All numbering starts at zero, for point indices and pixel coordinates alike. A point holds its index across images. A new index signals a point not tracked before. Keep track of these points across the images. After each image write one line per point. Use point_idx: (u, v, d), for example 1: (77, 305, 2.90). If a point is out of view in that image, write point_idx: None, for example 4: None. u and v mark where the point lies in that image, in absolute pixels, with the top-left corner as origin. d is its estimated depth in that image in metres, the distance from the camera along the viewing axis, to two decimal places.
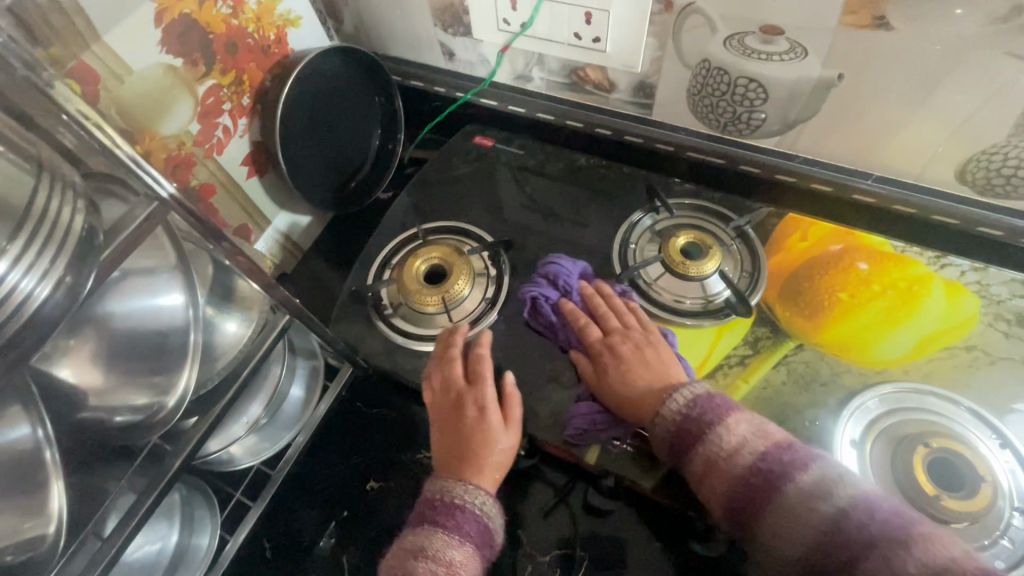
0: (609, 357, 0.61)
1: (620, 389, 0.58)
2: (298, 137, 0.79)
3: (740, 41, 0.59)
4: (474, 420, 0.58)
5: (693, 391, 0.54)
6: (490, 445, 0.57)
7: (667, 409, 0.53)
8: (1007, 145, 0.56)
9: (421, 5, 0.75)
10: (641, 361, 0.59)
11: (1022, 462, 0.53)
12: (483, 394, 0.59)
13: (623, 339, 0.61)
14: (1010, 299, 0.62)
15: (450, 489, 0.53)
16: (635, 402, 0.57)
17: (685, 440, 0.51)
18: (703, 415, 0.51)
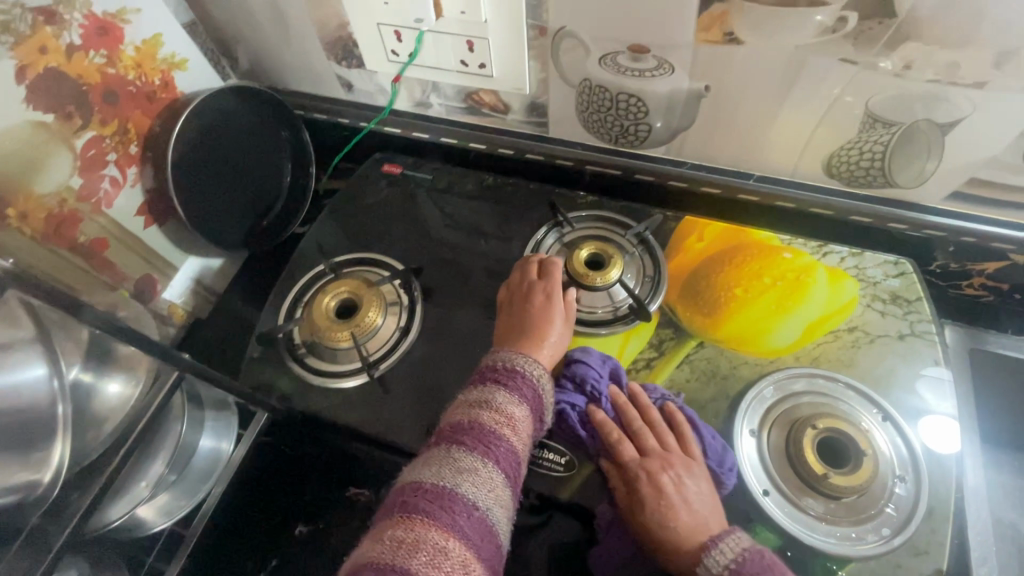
0: (643, 490, 0.54)
1: (659, 531, 0.52)
2: (197, 181, 0.77)
3: (612, 59, 0.62)
4: (542, 303, 0.64)
5: (736, 542, 0.48)
6: (551, 330, 0.62)
7: (709, 565, 0.47)
8: (860, 140, 0.61)
9: (311, 39, 0.75)
10: (693, 494, 0.53)
11: (900, 432, 0.58)
12: (553, 285, 0.66)
13: (668, 469, 0.55)
14: (885, 280, 0.67)
15: (513, 359, 0.57)
16: (669, 549, 0.51)
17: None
18: (754, 574, 0.45)
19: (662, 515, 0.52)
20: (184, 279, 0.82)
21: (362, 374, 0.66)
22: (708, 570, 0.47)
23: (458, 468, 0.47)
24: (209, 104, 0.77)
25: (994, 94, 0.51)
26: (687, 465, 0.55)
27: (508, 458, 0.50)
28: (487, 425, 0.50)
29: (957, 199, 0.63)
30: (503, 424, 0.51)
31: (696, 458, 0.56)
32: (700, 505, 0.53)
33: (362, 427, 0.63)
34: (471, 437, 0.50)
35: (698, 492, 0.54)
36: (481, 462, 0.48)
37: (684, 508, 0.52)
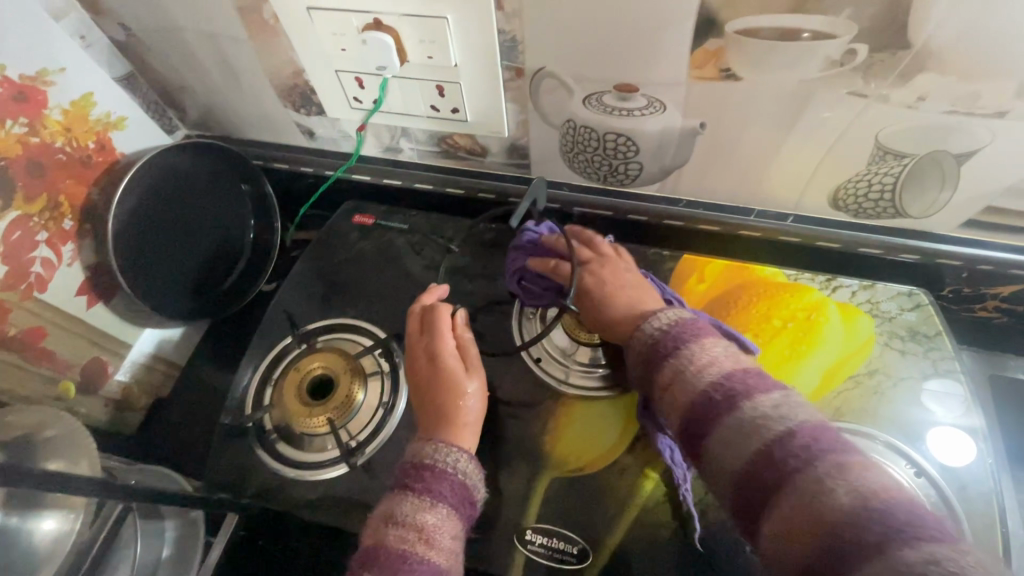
0: (597, 282, 0.61)
1: (608, 318, 0.58)
2: (138, 251, 0.69)
3: (598, 99, 0.56)
4: (435, 372, 0.58)
5: (675, 313, 0.52)
6: (459, 392, 0.57)
7: (647, 327, 0.52)
8: (869, 173, 0.56)
9: (264, 88, 0.68)
10: (625, 279, 0.61)
11: (935, 487, 0.54)
12: (439, 342, 0.60)
13: (614, 266, 0.62)
14: (901, 315, 0.63)
15: (422, 453, 0.52)
16: (615, 321, 0.58)
17: (649, 352, 0.51)
18: (678, 336, 0.49)
19: (615, 304, 0.58)
20: (139, 356, 0.74)
21: (343, 462, 0.59)
22: (653, 327, 0.52)
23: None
24: (150, 164, 0.69)
25: (1015, 124, 0.48)
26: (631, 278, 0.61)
27: None
28: (396, 548, 0.45)
29: (972, 227, 0.59)
30: (414, 541, 0.46)
31: (625, 265, 0.63)
32: (631, 286, 0.60)
33: (347, 525, 0.56)
34: (376, 570, 0.44)
35: (647, 288, 0.60)
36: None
37: (623, 301, 0.58)
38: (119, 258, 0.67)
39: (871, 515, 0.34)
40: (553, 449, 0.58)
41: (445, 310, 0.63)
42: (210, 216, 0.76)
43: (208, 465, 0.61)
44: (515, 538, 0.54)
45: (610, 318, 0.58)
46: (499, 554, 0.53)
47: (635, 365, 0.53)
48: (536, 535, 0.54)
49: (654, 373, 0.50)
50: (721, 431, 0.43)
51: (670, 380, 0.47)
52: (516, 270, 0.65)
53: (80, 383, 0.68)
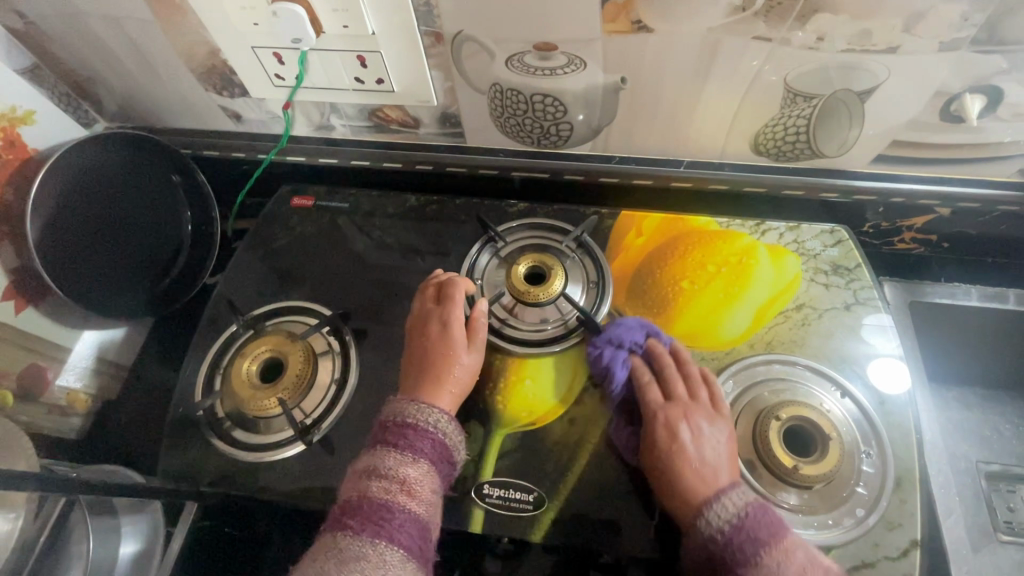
0: (659, 442, 0.54)
1: (667, 481, 0.52)
2: (68, 249, 0.68)
3: (520, 60, 0.57)
4: (439, 338, 0.59)
5: (740, 498, 0.49)
6: (454, 363, 0.58)
7: (713, 518, 0.48)
8: (783, 117, 0.59)
9: (182, 71, 0.66)
10: (715, 442, 0.53)
11: (860, 406, 0.58)
12: (450, 313, 0.61)
13: (684, 415, 0.54)
14: (824, 251, 0.67)
15: (404, 411, 0.54)
16: (673, 490, 0.51)
17: (705, 548, 0.47)
18: (753, 535, 0.46)
19: (678, 465, 0.52)
20: (82, 359, 0.73)
21: (298, 442, 0.59)
22: (707, 524, 0.48)
23: (344, 556, 0.43)
24: (70, 158, 0.68)
25: (908, 58, 0.50)
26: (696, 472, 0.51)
27: (407, 529, 0.46)
28: (378, 498, 0.47)
29: (883, 162, 0.63)
30: (397, 491, 0.47)
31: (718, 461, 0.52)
32: (742, 528, 0.47)
33: (306, 502, 0.57)
34: (360, 517, 0.46)
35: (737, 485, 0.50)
36: (373, 542, 0.44)
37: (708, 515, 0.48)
38: (40, 259, 0.66)
39: None
40: (504, 406, 0.60)
41: (463, 284, 0.63)
42: (141, 211, 0.73)
43: (161, 457, 0.60)
44: (472, 493, 0.55)
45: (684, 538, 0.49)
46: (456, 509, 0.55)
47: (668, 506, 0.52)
48: (493, 488, 0.55)
49: (712, 554, 0.47)
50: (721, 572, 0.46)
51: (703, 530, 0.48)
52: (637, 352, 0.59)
53: (18, 391, 0.67)
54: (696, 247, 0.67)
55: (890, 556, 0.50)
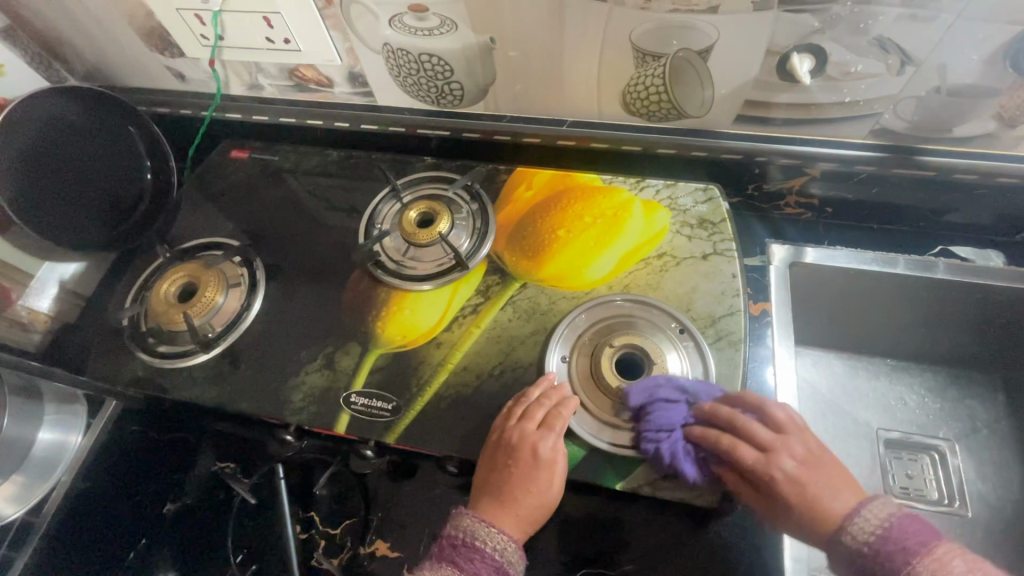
0: (777, 488, 0.53)
1: (786, 516, 0.53)
2: (35, 187, 0.79)
3: (400, 21, 0.64)
4: (529, 467, 0.56)
5: (879, 508, 0.50)
6: (533, 499, 0.55)
7: (857, 528, 0.49)
8: (640, 76, 0.64)
9: (128, 32, 0.76)
10: (799, 467, 0.54)
11: (697, 342, 0.63)
12: (546, 441, 0.57)
13: (781, 451, 0.54)
14: (693, 207, 0.71)
15: (474, 529, 0.54)
16: (818, 511, 0.52)
17: (850, 559, 0.49)
18: (903, 544, 0.47)
19: (785, 502, 0.53)
20: (44, 283, 0.83)
21: (202, 352, 0.68)
22: (852, 540, 0.49)
23: None
24: (31, 103, 0.77)
25: (730, 17, 0.55)
26: (900, 555, 0.47)
27: None
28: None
29: (743, 122, 0.68)
30: None
31: (917, 531, 0.48)
32: None
33: (204, 403, 0.65)
34: None
35: (944, 563, 0.46)
36: None
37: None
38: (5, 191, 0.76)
39: None
40: (382, 330, 0.67)
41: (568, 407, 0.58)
42: (99, 157, 0.82)
43: (89, 363, 0.70)
44: (341, 400, 0.63)
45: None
46: (327, 414, 0.63)
47: (810, 542, 0.52)
48: (359, 397, 0.63)
49: (867, 561, 0.48)
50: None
51: (863, 558, 0.48)
52: (678, 391, 0.59)
53: None
54: (577, 200, 0.73)
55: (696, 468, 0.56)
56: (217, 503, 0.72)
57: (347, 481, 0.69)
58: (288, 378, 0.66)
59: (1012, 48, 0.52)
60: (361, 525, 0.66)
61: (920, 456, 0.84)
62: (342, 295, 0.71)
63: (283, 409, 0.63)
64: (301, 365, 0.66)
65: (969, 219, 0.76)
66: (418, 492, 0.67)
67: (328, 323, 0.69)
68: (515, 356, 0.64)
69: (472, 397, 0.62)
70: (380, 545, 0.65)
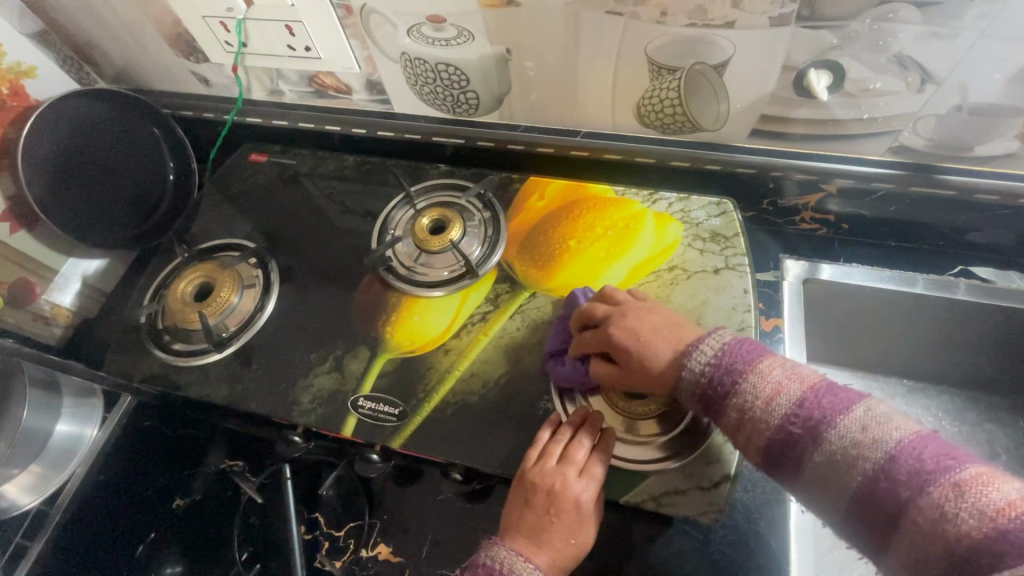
0: (615, 331, 0.58)
1: (636, 369, 0.56)
2: (63, 183, 0.80)
3: (419, 31, 0.65)
4: (573, 507, 0.54)
5: (717, 344, 0.52)
6: (575, 541, 0.54)
7: (695, 364, 0.52)
8: (655, 89, 0.64)
9: (156, 38, 0.78)
10: (642, 325, 0.58)
11: None
12: (591, 483, 0.55)
13: (621, 317, 0.59)
14: (706, 221, 0.71)
15: (511, 561, 0.51)
16: (652, 353, 0.56)
17: (692, 389, 0.52)
18: (728, 369, 0.49)
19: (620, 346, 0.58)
20: (67, 279, 0.85)
21: (215, 351, 0.69)
22: (692, 372, 0.52)
23: None
24: (64, 103, 0.79)
25: (747, 32, 0.55)
26: (810, 429, 0.44)
27: None
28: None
29: (757, 137, 0.67)
30: None
31: (844, 396, 0.45)
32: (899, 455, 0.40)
33: (215, 401, 0.67)
34: None
35: (875, 414, 0.43)
36: None
37: (867, 454, 0.41)
38: (34, 186, 0.78)
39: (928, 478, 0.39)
40: (391, 335, 0.68)
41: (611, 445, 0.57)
42: (126, 158, 0.85)
43: (106, 359, 0.71)
44: (349, 403, 0.64)
45: (919, 543, 0.38)
46: (334, 417, 0.63)
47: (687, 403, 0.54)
48: (367, 401, 0.63)
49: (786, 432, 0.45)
50: (813, 468, 0.44)
51: (741, 419, 0.48)
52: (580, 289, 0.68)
53: (7, 298, 0.79)
54: (589, 210, 0.73)
55: (701, 485, 0.56)
56: (224, 501, 0.72)
57: (352, 482, 0.69)
58: (298, 379, 0.67)
59: None
60: (363, 528, 0.67)
61: None
62: (353, 298, 0.72)
63: (292, 410, 0.64)
64: (310, 367, 0.67)
65: (992, 240, 0.74)
66: (422, 498, 0.67)
67: (339, 326, 0.70)
68: (522, 365, 0.64)
69: (478, 404, 0.62)
70: (383, 549, 0.65)
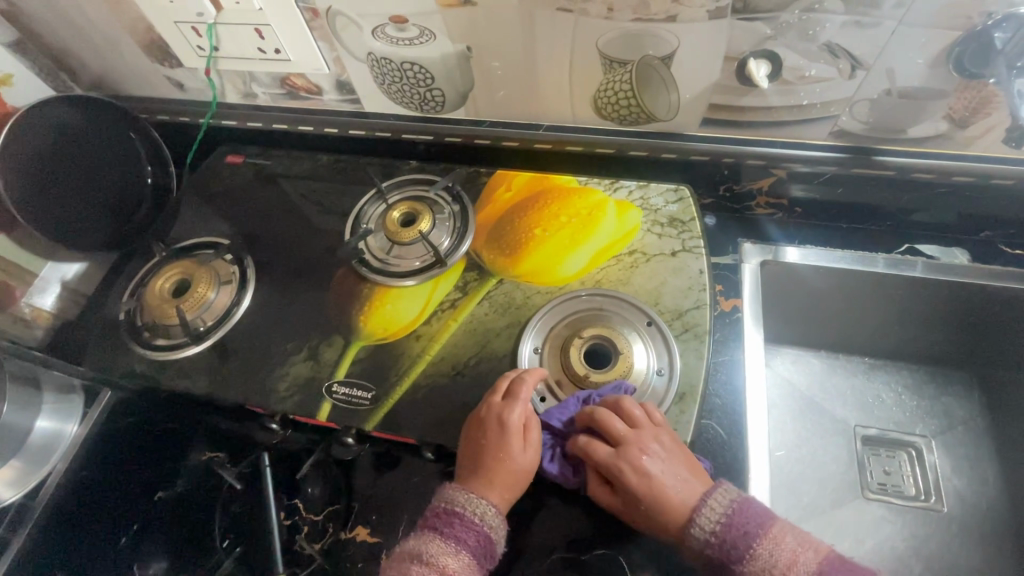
0: (625, 481, 0.56)
1: (641, 517, 0.56)
2: (40, 188, 0.82)
3: (383, 31, 0.68)
4: (496, 434, 0.58)
5: (722, 500, 0.53)
6: (508, 464, 0.57)
7: (701, 532, 0.52)
8: (609, 82, 0.68)
9: (131, 45, 0.80)
10: (656, 455, 0.56)
11: (663, 335, 0.65)
12: (513, 414, 0.59)
13: (633, 447, 0.56)
14: (664, 207, 0.74)
15: (455, 498, 0.56)
16: (664, 507, 0.54)
17: (701, 554, 0.52)
18: (744, 531, 0.50)
19: (634, 497, 0.56)
20: (48, 281, 0.87)
21: (193, 345, 0.71)
22: (700, 533, 0.52)
23: None
24: (39, 109, 0.81)
25: (689, 26, 0.59)
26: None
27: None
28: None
29: (709, 126, 0.71)
30: None
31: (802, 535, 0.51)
32: None
33: (196, 392, 0.68)
34: None
35: (800, 546, 0.49)
36: None
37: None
38: (10, 191, 0.79)
39: None
40: (364, 323, 0.70)
41: (532, 381, 0.61)
42: (103, 164, 0.87)
43: (87, 356, 0.73)
44: (324, 390, 0.66)
45: None
46: (310, 403, 0.65)
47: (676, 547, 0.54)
48: (341, 387, 0.66)
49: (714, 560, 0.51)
50: None
51: None
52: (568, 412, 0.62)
53: None
54: (553, 200, 0.76)
55: None
56: (206, 493, 0.74)
57: (330, 469, 0.71)
58: (275, 368, 0.69)
59: (954, 51, 0.56)
60: (341, 512, 0.69)
61: (898, 452, 0.85)
62: (328, 290, 0.74)
63: (269, 398, 0.67)
64: (287, 357, 0.69)
65: (935, 218, 0.78)
66: (398, 481, 0.69)
67: (314, 317, 0.72)
68: (492, 347, 0.67)
69: (449, 386, 0.65)
70: (360, 531, 0.67)
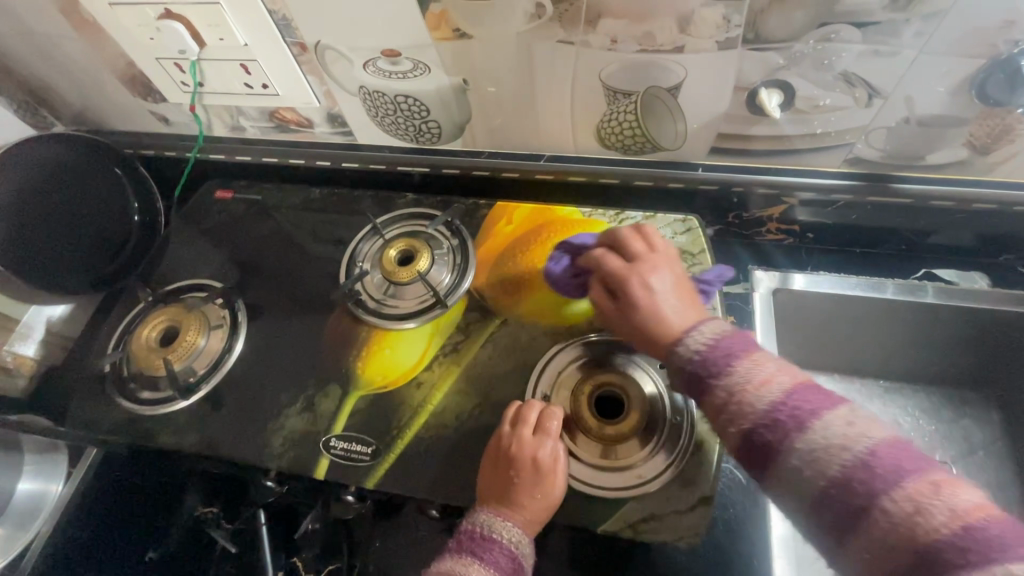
0: (630, 289, 0.57)
1: (636, 318, 0.56)
2: (20, 231, 0.79)
3: (375, 65, 0.64)
4: (531, 465, 0.55)
5: (714, 328, 0.50)
6: (541, 497, 0.54)
7: (687, 345, 0.50)
8: (612, 112, 0.65)
9: (112, 81, 0.77)
10: (663, 285, 0.57)
11: None
12: (547, 448, 0.56)
13: (644, 268, 0.58)
14: (673, 238, 0.71)
15: (489, 523, 0.53)
16: (661, 319, 0.54)
17: (682, 362, 0.50)
18: (724, 349, 0.48)
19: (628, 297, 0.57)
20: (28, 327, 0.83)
21: (180, 398, 0.68)
22: (686, 347, 0.50)
23: None
24: (20, 151, 0.79)
25: (696, 56, 0.56)
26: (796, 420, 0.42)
27: None
28: None
29: (717, 155, 0.68)
30: None
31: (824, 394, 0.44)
32: (791, 399, 0.43)
33: (186, 448, 0.65)
34: None
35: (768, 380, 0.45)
36: None
37: (756, 399, 0.44)
38: None
39: (860, 462, 0.39)
40: (362, 370, 0.67)
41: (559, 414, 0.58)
42: (86, 202, 0.83)
43: (70, 410, 0.69)
44: (321, 445, 0.63)
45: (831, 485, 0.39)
46: (306, 459, 0.62)
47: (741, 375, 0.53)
48: (339, 441, 0.62)
49: (689, 370, 0.49)
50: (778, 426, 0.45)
51: (727, 397, 0.46)
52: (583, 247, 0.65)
53: None
54: (557, 233, 0.72)
55: (677, 510, 0.55)
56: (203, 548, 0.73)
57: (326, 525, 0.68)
58: (268, 421, 0.65)
59: (977, 78, 0.53)
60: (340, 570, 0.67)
61: None
62: (322, 333, 0.71)
63: (263, 454, 0.63)
64: (280, 409, 0.66)
65: (952, 241, 0.75)
66: (397, 537, 0.67)
67: (309, 364, 0.69)
68: (496, 395, 0.64)
69: (452, 438, 0.61)
70: None
